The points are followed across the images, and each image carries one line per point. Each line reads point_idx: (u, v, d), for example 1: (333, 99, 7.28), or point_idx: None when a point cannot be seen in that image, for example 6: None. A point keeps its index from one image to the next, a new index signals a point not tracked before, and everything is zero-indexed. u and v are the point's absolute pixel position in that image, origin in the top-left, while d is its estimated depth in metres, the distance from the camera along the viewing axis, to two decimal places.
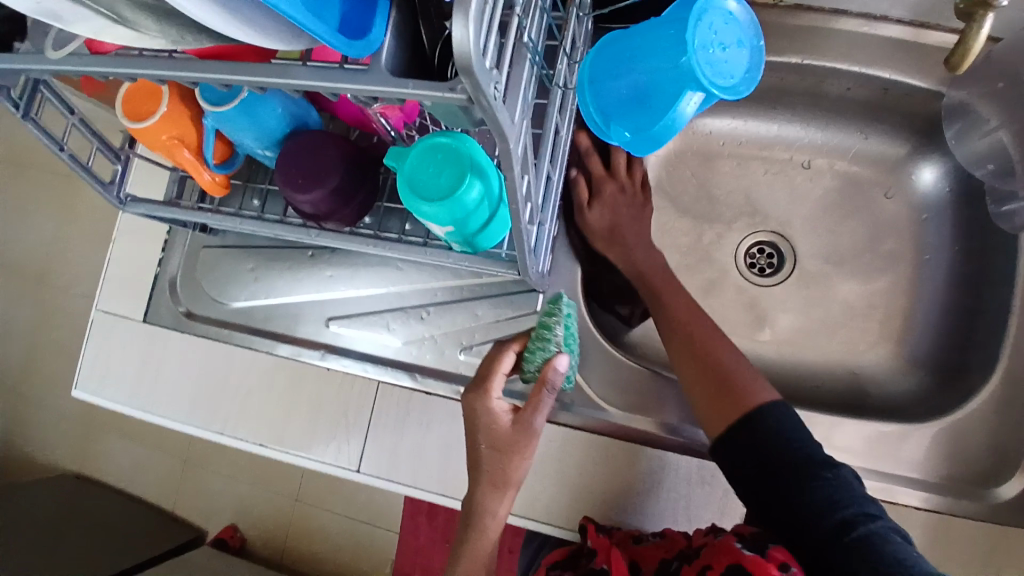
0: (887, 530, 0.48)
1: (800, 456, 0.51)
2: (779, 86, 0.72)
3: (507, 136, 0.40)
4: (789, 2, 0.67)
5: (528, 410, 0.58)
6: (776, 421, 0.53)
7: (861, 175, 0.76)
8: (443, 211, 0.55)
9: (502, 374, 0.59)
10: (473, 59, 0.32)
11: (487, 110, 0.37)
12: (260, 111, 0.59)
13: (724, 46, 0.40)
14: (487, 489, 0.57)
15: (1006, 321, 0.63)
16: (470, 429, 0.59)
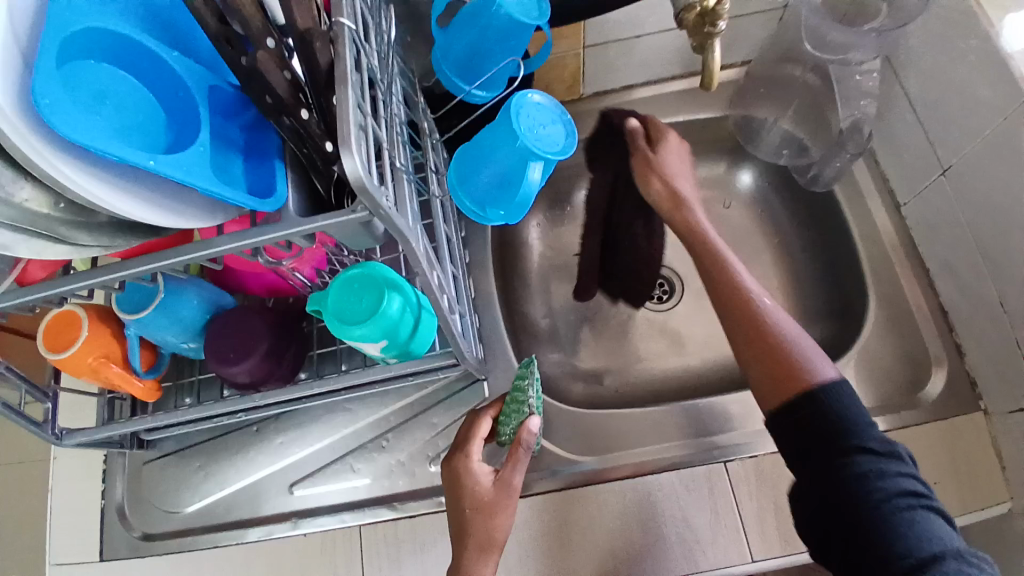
0: (923, 512, 0.50)
1: (853, 449, 0.53)
2: None
3: (408, 238, 0.49)
4: (592, 91, 0.84)
5: (507, 466, 0.60)
6: (840, 415, 0.54)
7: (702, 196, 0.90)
8: (375, 329, 0.60)
9: (481, 439, 0.63)
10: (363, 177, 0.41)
11: (388, 218, 0.46)
12: (177, 304, 0.63)
13: (543, 125, 0.52)
14: (475, 552, 0.59)
15: (858, 261, 0.76)
16: (452, 492, 0.61)
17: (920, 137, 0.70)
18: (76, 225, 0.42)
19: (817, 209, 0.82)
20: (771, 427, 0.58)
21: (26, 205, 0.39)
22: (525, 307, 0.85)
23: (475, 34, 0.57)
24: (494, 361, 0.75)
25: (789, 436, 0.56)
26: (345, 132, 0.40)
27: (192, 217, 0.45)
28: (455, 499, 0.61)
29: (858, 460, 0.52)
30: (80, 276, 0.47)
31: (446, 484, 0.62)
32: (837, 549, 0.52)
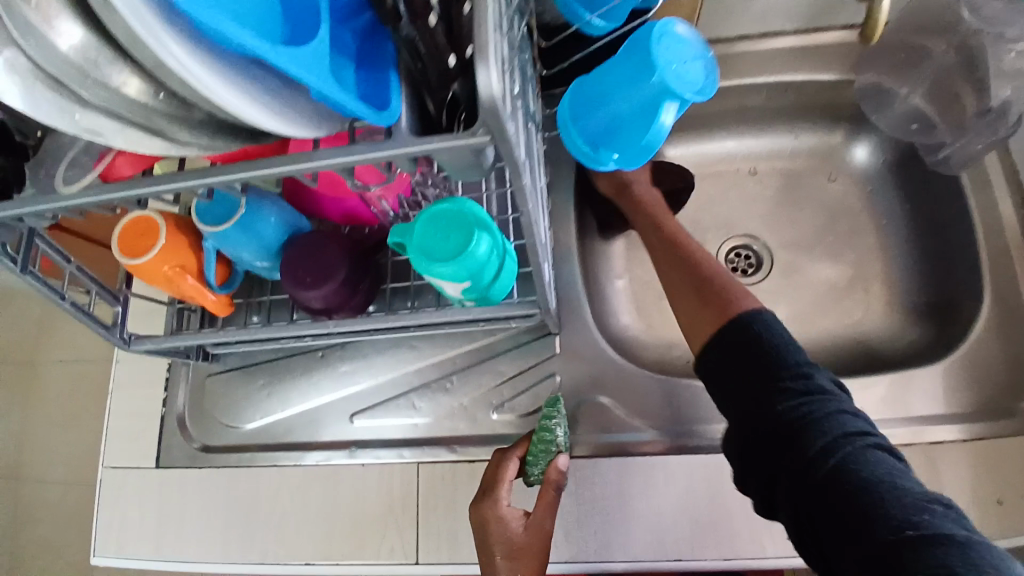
0: (870, 450, 0.48)
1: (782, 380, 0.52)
2: (714, 110, 0.82)
3: (521, 173, 0.45)
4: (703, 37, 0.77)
5: (539, 513, 0.59)
6: (773, 351, 0.53)
7: (804, 166, 0.84)
8: (458, 269, 0.57)
9: (510, 481, 0.60)
10: (494, 96, 0.38)
11: (507, 145, 0.42)
12: (255, 222, 0.60)
13: (683, 61, 0.48)
14: None
15: (974, 256, 0.70)
16: (482, 542, 0.58)
17: None
18: (174, 121, 0.37)
19: (933, 193, 0.75)
20: (703, 368, 0.57)
21: (124, 90, 0.35)
22: (602, 264, 0.81)
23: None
24: (568, 317, 0.72)
25: (726, 374, 0.55)
26: (484, 43, 0.38)
27: (303, 125, 0.40)
28: (482, 546, 0.58)
29: (789, 393, 0.51)
30: (170, 178, 0.43)
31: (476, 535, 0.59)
32: (779, 480, 0.50)
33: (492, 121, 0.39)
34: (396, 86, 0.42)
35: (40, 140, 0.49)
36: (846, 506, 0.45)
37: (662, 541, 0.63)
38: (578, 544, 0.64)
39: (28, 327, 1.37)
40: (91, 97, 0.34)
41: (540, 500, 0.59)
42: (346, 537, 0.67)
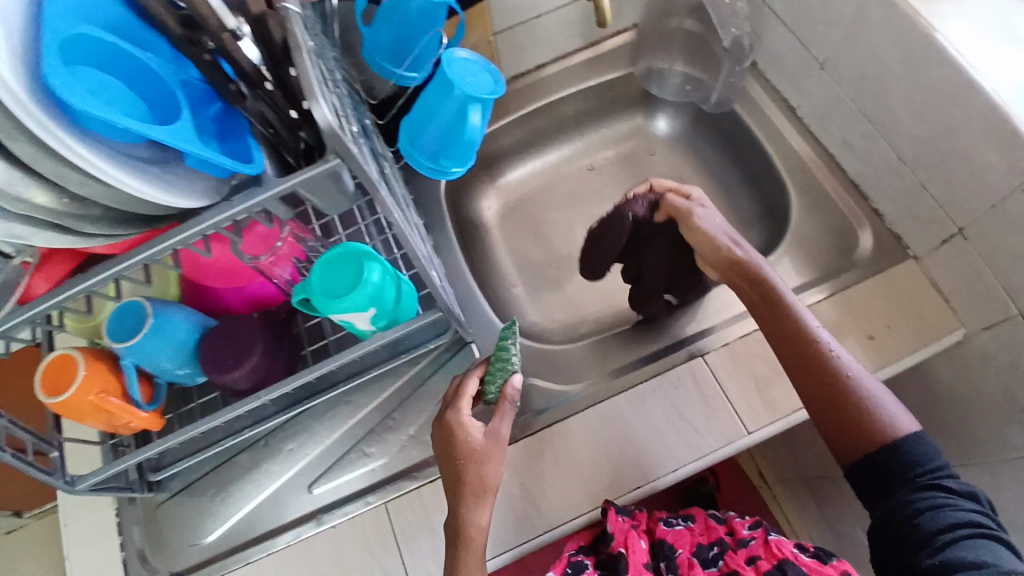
0: (977, 540, 0.54)
1: (921, 483, 0.58)
2: (539, 128, 0.96)
3: (378, 188, 0.56)
4: (508, 75, 0.93)
5: (495, 419, 0.61)
6: (909, 455, 0.59)
7: (627, 149, 0.99)
8: (360, 298, 0.64)
9: (469, 397, 0.63)
10: (333, 123, 0.49)
11: (357, 165, 0.52)
12: (166, 328, 0.65)
13: (473, 74, 0.61)
14: (471, 499, 0.59)
15: (774, 164, 0.85)
16: (444, 448, 0.61)
17: (790, 44, 0.81)
18: (79, 218, 0.48)
19: (728, 132, 0.92)
20: (837, 452, 0.62)
21: (34, 201, 0.44)
22: (495, 279, 0.90)
23: (399, 19, 0.65)
24: (478, 326, 0.80)
25: (863, 463, 0.60)
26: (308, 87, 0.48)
27: (186, 195, 0.50)
28: (447, 457, 0.61)
29: (925, 494, 0.57)
30: (77, 280, 0.50)
31: (438, 440, 0.62)
32: (880, 543, 0.60)
33: (338, 148, 0.50)
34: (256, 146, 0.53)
35: None
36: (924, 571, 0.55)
37: (620, 477, 0.68)
38: (548, 513, 0.68)
39: None
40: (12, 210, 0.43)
41: (501, 411, 0.61)
42: None
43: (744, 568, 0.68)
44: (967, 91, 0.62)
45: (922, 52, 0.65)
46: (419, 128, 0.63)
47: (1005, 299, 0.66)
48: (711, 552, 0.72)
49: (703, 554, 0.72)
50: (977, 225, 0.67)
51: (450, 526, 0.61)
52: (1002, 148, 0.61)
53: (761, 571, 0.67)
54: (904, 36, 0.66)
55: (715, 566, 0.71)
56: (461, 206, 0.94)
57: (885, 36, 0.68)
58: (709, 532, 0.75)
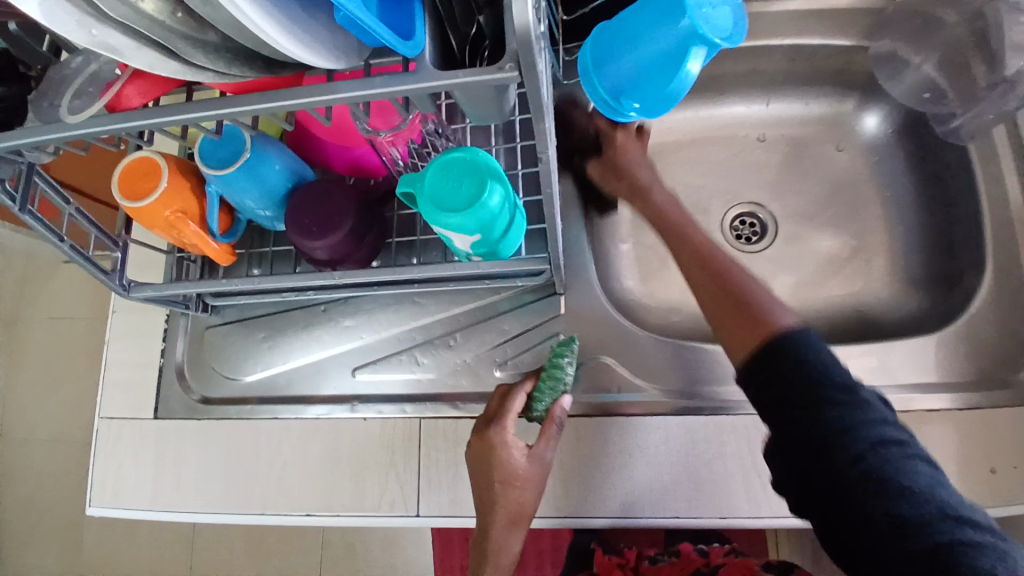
0: (912, 463, 0.43)
1: (824, 395, 0.45)
2: (725, 74, 0.81)
3: (544, 113, 0.44)
4: None
5: (539, 442, 0.59)
6: (802, 364, 0.47)
7: (812, 135, 0.83)
8: (468, 219, 0.56)
9: (515, 414, 0.60)
10: (531, 22, 0.37)
11: (532, 84, 0.41)
12: (260, 167, 0.59)
13: (713, 5, 0.47)
14: (505, 524, 0.57)
15: (980, 227, 0.70)
16: (479, 464, 0.58)
17: None
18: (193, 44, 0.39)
19: (942, 164, 0.75)
20: (764, 422, 0.49)
21: (142, 7, 0.37)
22: (608, 227, 0.81)
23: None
24: (572, 277, 0.72)
25: (762, 398, 0.48)
26: None
27: (320, 53, 0.41)
28: (481, 477, 0.59)
29: (830, 413, 0.45)
30: (179, 108, 0.41)
31: (472, 458, 0.59)
32: (811, 491, 0.45)
33: (524, 56, 0.39)
34: (421, 18, 0.41)
35: (43, 69, 0.49)
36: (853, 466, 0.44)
37: (659, 496, 0.63)
38: (577, 500, 0.65)
39: (9, 285, 1.36)
40: (109, 10, 0.35)
41: (545, 437, 0.59)
42: (351, 488, 0.67)
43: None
44: None
45: None
46: (617, 49, 0.50)
47: None
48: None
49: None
50: None
51: (478, 544, 0.58)
52: None
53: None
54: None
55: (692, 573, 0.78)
56: (602, 133, 0.81)
57: None
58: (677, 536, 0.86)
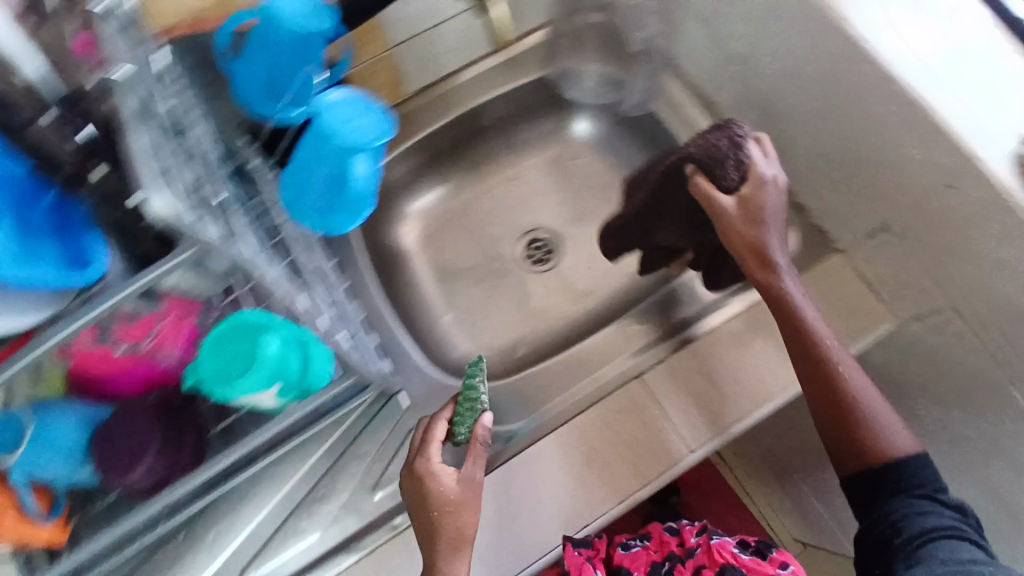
0: (949, 540, 0.54)
1: (901, 506, 0.57)
2: (456, 141, 0.87)
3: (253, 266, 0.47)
4: (417, 86, 0.81)
5: (468, 464, 0.60)
6: (909, 471, 0.58)
7: (552, 154, 0.91)
8: (258, 375, 0.58)
9: (439, 441, 0.62)
10: (174, 212, 0.39)
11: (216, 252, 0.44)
12: (48, 432, 0.57)
13: (354, 117, 0.53)
14: (448, 552, 0.56)
15: None
16: (417, 499, 0.59)
17: (712, 46, 0.74)
18: None
19: (646, 131, 0.86)
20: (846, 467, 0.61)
21: None
22: (423, 313, 0.84)
23: (269, 48, 0.56)
24: (402, 372, 0.75)
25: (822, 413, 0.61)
26: (139, 178, 0.39)
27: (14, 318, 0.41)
28: (419, 508, 0.59)
29: (904, 499, 0.57)
30: None
31: (405, 492, 0.60)
32: (863, 546, 0.60)
33: (191, 238, 0.41)
34: (100, 244, 0.43)
35: None
36: (882, 545, 0.57)
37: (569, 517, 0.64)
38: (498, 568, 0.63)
39: None
40: None
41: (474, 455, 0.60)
42: None
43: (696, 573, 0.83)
44: (890, 83, 0.58)
45: (861, 65, 0.60)
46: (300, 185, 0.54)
47: (929, 292, 0.66)
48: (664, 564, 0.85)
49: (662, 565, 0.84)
50: (901, 224, 0.65)
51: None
52: (925, 144, 0.58)
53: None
54: (831, 35, 0.60)
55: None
56: (378, 236, 0.84)
57: (825, 38, 0.61)
58: (662, 547, 0.89)
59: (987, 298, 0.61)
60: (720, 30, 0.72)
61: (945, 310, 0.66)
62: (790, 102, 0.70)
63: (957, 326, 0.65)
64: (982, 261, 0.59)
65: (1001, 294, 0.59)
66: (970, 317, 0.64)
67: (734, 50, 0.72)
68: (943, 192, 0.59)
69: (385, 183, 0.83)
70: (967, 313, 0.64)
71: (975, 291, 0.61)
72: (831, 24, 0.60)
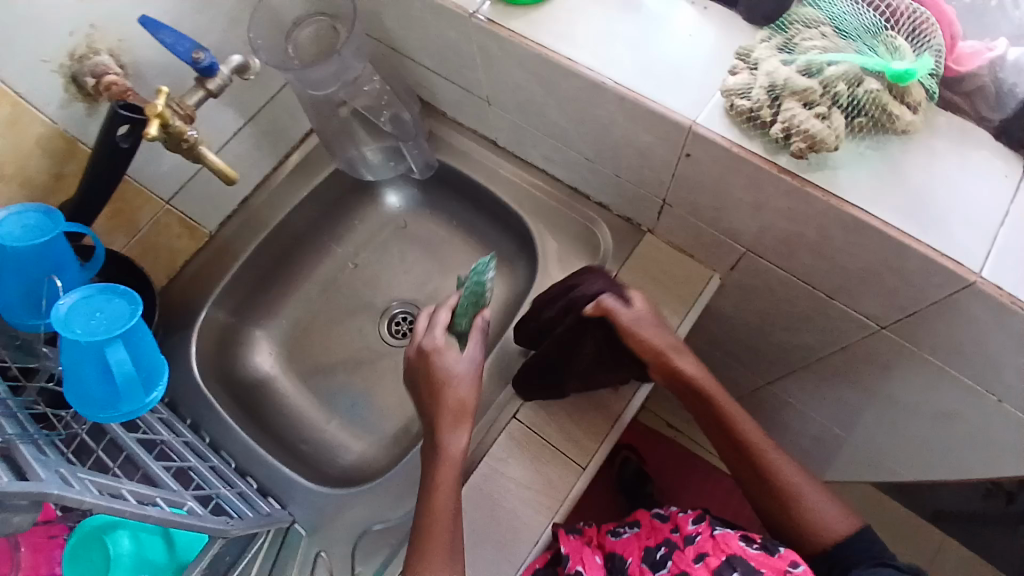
0: None
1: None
2: (281, 255, 0.88)
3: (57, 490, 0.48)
4: (216, 225, 0.83)
5: (471, 348, 0.63)
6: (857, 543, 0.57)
7: (378, 232, 0.93)
8: (120, 573, 0.59)
9: (442, 326, 0.64)
10: None
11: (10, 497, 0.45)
12: None
13: (98, 312, 0.53)
14: (450, 423, 0.59)
15: (502, 198, 0.82)
16: (422, 374, 0.62)
17: (459, 92, 0.78)
18: None
19: (448, 182, 0.88)
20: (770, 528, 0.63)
21: None
22: (306, 431, 0.83)
23: (8, 272, 0.57)
24: (292, 500, 0.74)
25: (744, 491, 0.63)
26: None
27: None
28: (425, 383, 0.62)
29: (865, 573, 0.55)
30: None
31: (414, 367, 0.63)
32: None
33: None
34: None
35: None
36: None
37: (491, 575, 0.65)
38: None
39: None
40: None
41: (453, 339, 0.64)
42: None
43: (693, 569, 0.62)
44: (598, 86, 0.60)
45: (566, 73, 0.62)
46: (81, 392, 0.55)
47: (729, 245, 0.67)
48: (659, 554, 0.66)
49: (651, 558, 0.66)
50: (672, 196, 0.67)
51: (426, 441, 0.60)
52: (650, 127, 0.60)
53: (711, 569, 0.61)
54: (530, 55, 0.63)
55: (663, 568, 0.64)
56: (235, 377, 0.83)
57: (527, 60, 0.64)
58: (655, 532, 0.69)
59: (774, 233, 0.61)
60: (456, 77, 0.75)
61: (748, 256, 0.67)
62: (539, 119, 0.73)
63: (763, 265, 0.66)
64: (748, 207, 0.60)
65: (781, 227, 0.60)
66: (768, 256, 0.65)
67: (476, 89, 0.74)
68: (687, 161, 0.61)
69: (223, 322, 0.83)
70: (763, 254, 0.65)
71: (761, 232, 0.62)
72: (523, 48, 0.63)
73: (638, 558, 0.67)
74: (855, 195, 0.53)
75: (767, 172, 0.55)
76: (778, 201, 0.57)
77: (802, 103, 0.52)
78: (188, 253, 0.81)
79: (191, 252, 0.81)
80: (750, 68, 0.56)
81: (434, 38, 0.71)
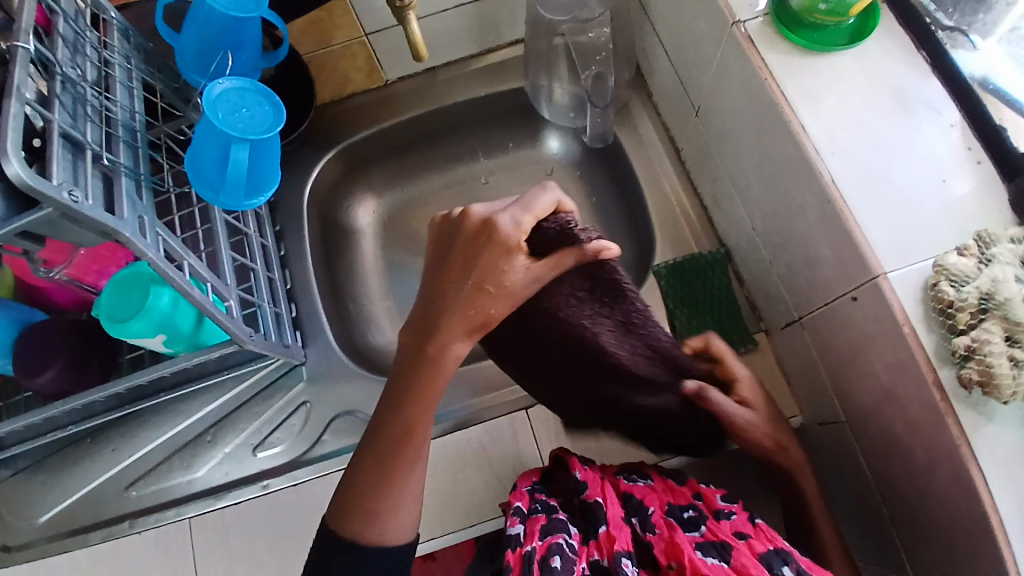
0: None
1: None
2: (429, 134, 0.87)
3: (126, 232, 0.50)
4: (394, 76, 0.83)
5: (530, 274, 0.46)
6: None
7: (525, 164, 0.89)
8: (143, 324, 0.64)
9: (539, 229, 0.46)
10: (32, 180, 0.42)
11: (85, 218, 0.47)
12: None
13: (245, 108, 0.56)
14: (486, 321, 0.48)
15: (649, 210, 0.77)
16: (463, 266, 0.47)
17: (677, 87, 0.71)
18: None
19: (614, 162, 0.82)
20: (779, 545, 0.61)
21: None
22: (359, 298, 0.85)
23: (199, 26, 0.59)
24: (312, 346, 0.77)
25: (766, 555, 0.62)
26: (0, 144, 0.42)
27: None
28: (461, 267, 0.47)
29: None
30: None
31: (460, 248, 0.47)
32: None
33: (52, 201, 0.44)
34: None
35: None
36: None
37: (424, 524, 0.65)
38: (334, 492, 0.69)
39: None
40: None
41: (542, 243, 0.47)
42: None
43: (734, 543, 0.49)
44: (810, 172, 0.52)
45: (785, 143, 0.55)
46: (198, 163, 0.56)
47: (836, 404, 0.59)
48: (688, 514, 0.53)
49: (677, 515, 0.53)
50: (813, 320, 0.59)
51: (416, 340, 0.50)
52: (833, 245, 0.52)
53: (754, 551, 0.48)
54: (763, 100, 0.56)
55: (693, 532, 0.51)
56: (331, 213, 0.86)
57: (754, 106, 0.57)
58: (677, 490, 0.56)
59: (880, 427, 0.54)
60: (681, 72, 0.69)
61: (845, 426, 0.59)
62: (730, 163, 0.66)
63: (854, 446, 0.58)
64: (878, 388, 0.52)
65: (894, 428, 0.52)
66: (864, 441, 0.56)
67: (691, 95, 0.68)
68: (848, 304, 0.53)
69: (348, 163, 0.85)
70: (862, 435, 0.57)
71: (875, 418, 0.54)
72: (758, 92, 0.56)
73: (662, 509, 0.54)
74: (992, 459, 0.45)
75: (921, 374, 0.47)
76: (913, 404, 0.49)
77: (1005, 333, 0.44)
78: (356, 87, 0.83)
79: (358, 87, 0.83)
80: (981, 260, 0.46)
81: (683, 25, 0.64)
